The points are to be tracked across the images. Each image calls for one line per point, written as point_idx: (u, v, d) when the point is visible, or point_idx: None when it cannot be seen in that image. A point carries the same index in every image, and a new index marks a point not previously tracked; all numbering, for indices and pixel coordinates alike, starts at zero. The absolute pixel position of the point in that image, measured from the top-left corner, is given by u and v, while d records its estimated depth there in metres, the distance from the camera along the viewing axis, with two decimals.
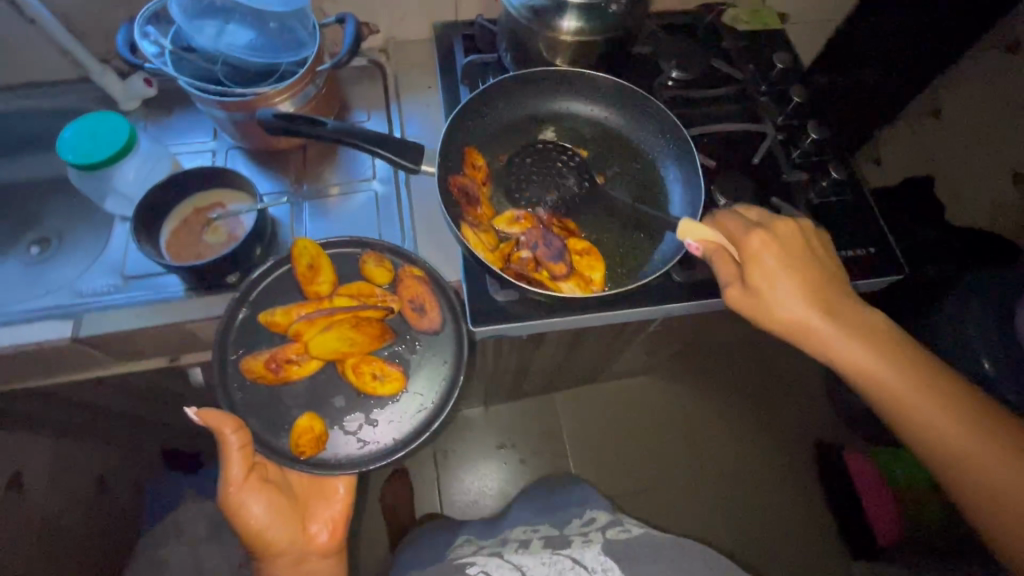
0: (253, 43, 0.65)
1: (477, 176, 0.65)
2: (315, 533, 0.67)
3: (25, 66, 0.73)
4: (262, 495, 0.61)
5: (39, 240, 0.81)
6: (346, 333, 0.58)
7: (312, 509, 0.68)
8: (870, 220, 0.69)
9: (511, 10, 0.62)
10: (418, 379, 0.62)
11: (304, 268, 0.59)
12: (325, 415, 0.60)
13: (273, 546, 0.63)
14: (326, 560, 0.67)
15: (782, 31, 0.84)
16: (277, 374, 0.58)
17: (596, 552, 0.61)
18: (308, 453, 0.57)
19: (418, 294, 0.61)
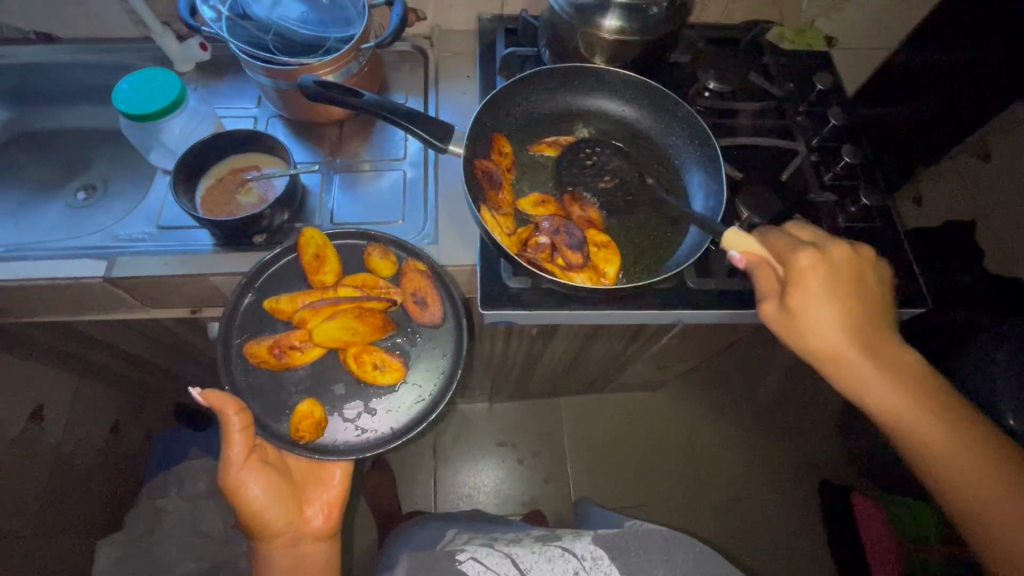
0: (304, 17, 0.68)
1: (503, 162, 0.65)
2: (310, 517, 0.65)
3: (94, 22, 0.78)
4: (261, 476, 0.60)
5: (86, 187, 0.85)
6: (349, 322, 0.59)
7: (308, 493, 0.66)
8: (898, 249, 0.67)
9: (554, 5, 0.64)
10: (418, 370, 0.62)
11: (311, 257, 0.59)
12: (325, 402, 0.60)
13: (269, 526, 0.61)
14: (322, 544, 0.64)
15: (826, 54, 0.83)
16: (281, 360, 0.58)
17: (586, 542, 0.59)
18: (307, 438, 0.57)
19: (421, 288, 0.62)
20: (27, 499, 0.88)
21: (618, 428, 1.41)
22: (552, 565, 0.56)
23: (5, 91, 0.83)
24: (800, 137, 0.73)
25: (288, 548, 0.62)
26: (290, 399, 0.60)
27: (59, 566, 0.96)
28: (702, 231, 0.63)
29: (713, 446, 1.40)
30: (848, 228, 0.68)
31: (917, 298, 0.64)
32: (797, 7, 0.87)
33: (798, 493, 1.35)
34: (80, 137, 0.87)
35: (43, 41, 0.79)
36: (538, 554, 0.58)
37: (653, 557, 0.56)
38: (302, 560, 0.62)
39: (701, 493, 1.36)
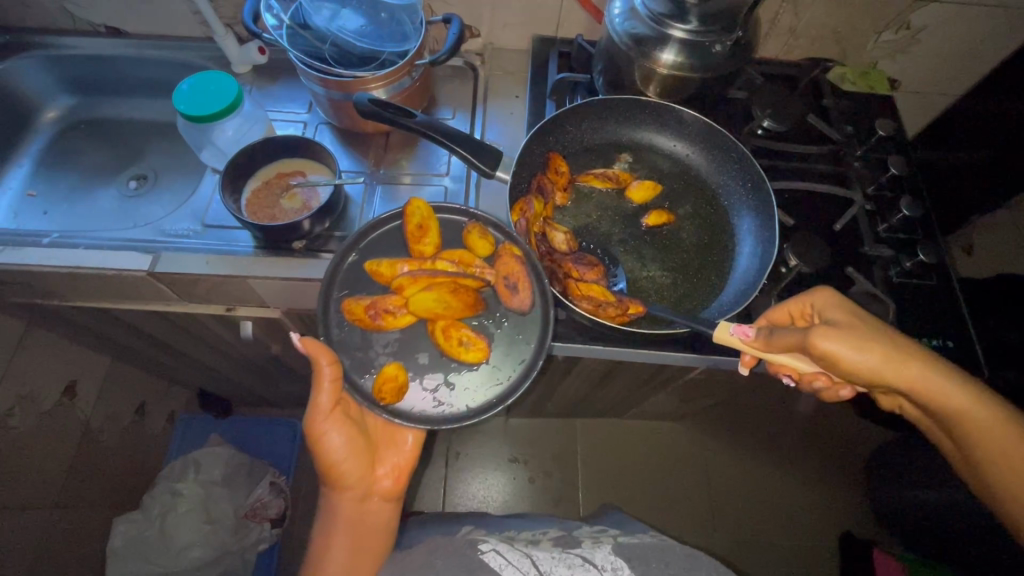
0: (362, 30, 0.69)
1: (558, 182, 0.65)
2: (380, 477, 0.64)
3: (160, 19, 0.80)
4: (343, 428, 0.59)
5: (137, 176, 0.87)
6: (443, 295, 0.56)
7: (381, 453, 0.64)
8: (954, 313, 0.64)
9: (613, 34, 0.62)
10: (500, 353, 0.59)
11: (413, 227, 0.59)
12: (409, 368, 0.58)
13: (341, 478, 0.61)
14: (386, 504, 0.64)
15: (889, 98, 0.80)
16: (375, 322, 0.57)
17: (606, 552, 0.57)
18: (388, 401, 0.55)
19: (514, 273, 0.58)
20: (52, 473, 0.91)
21: (634, 456, 1.38)
22: (571, 570, 0.54)
23: (72, 79, 0.86)
24: (855, 185, 0.71)
25: (356, 501, 0.63)
26: (377, 358, 0.58)
27: (77, 540, 0.98)
28: (750, 277, 0.61)
29: (730, 485, 1.35)
30: (901, 282, 0.65)
31: (972, 366, 0.61)
32: (860, 48, 0.84)
33: (816, 542, 1.30)
34: (138, 126, 0.90)
35: (112, 35, 0.82)
36: (560, 559, 0.56)
37: (674, 568, 0.55)
38: (361, 516, 0.63)
39: (715, 532, 1.31)
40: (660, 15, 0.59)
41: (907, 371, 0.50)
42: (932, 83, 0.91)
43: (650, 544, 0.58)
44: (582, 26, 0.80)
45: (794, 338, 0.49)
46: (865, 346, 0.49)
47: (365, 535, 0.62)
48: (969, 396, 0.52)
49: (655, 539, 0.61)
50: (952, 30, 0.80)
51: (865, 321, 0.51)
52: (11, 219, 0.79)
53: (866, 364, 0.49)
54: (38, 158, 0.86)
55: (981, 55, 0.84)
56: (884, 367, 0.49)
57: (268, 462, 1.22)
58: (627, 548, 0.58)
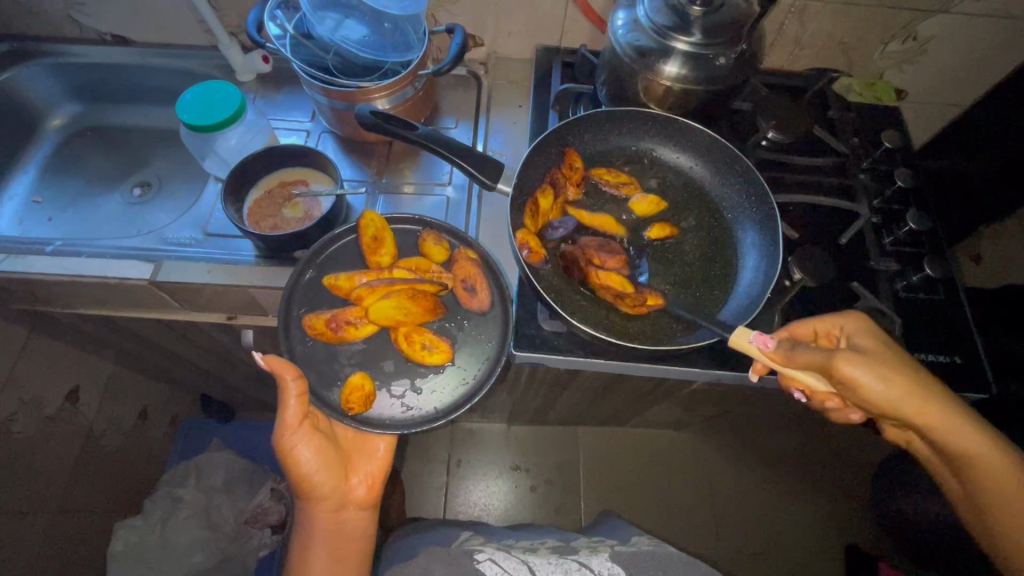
0: (365, 40, 0.68)
1: (573, 177, 0.65)
2: (354, 486, 0.62)
3: (166, 28, 0.80)
4: (313, 440, 0.58)
5: (141, 183, 0.87)
6: (403, 302, 0.58)
7: (353, 462, 0.63)
8: (962, 328, 0.63)
9: (617, 46, 0.62)
10: (464, 353, 0.61)
11: (369, 239, 0.60)
12: (375, 376, 0.59)
13: (314, 490, 0.59)
14: (362, 513, 0.63)
15: (895, 108, 0.80)
16: (337, 335, 0.58)
17: (603, 558, 0.57)
18: (356, 411, 0.56)
19: (471, 275, 0.61)
20: (54, 479, 0.91)
21: (636, 465, 1.37)
22: None
23: (77, 86, 0.86)
24: (861, 198, 0.70)
25: (332, 511, 0.61)
26: (342, 370, 0.59)
27: (78, 545, 0.98)
28: (753, 292, 0.61)
29: (733, 496, 1.34)
30: (907, 297, 0.64)
31: (978, 382, 0.60)
32: (866, 58, 0.84)
33: (820, 554, 1.29)
34: (142, 133, 0.90)
35: (118, 43, 0.83)
36: (556, 565, 0.56)
37: (671, 575, 0.55)
38: (337, 525, 0.62)
39: (718, 543, 1.30)
40: (664, 28, 0.59)
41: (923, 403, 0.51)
42: (940, 94, 0.90)
43: (648, 551, 0.58)
44: (586, 35, 0.80)
45: (817, 357, 0.50)
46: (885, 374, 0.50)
47: (344, 543, 0.62)
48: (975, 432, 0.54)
49: (651, 545, 0.60)
50: (960, 41, 0.80)
51: (888, 351, 0.52)
52: (16, 226, 0.80)
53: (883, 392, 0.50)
54: (44, 165, 0.87)
55: (990, 66, 0.84)
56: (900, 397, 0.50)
57: (269, 467, 1.22)
58: (626, 557, 0.58)
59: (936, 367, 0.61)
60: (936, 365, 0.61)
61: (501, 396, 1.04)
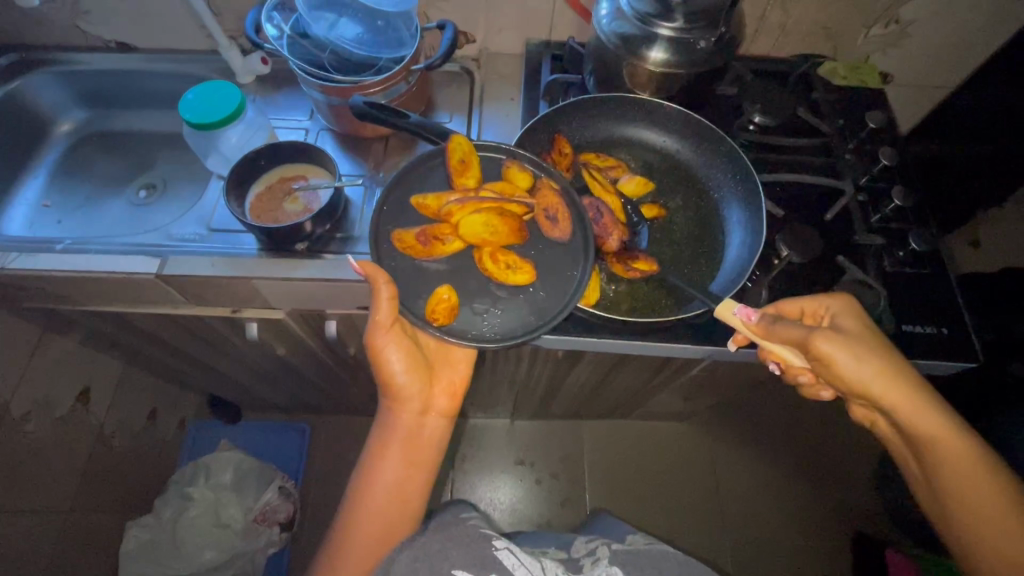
0: (359, 37, 0.71)
1: (562, 161, 0.67)
2: (436, 395, 0.62)
3: (168, 34, 0.83)
4: (401, 345, 0.58)
5: (147, 186, 0.90)
6: (492, 220, 0.60)
7: (437, 372, 0.63)
8: (948, 300, 0.64)
9: (602, 34, 0.64)
10: (548, 274, 0.61)
11: (457, 162, 0.62)
12: (461, 295, 0.60)
13: (400, 391, 0.60)
14: (441, 422, 0.62)
15: (879, 90, 0.81)
16: (425, 249, 0.60)
17: (606, 565, 0.54)
18: (442, 321, 0.57)
19: (554, 204, 0.62)
20: (66, 476, 0.93)
21: (641, 457, 1.37)
22: None
23: (85, 93, 0.89)
24: (847, 177, 0.72)
25: (415, 416, 0.61)
26: None
27: (91, 544, 1.00)
28: (739, 267, 0.62)
29: (738, 487, 1.34)
30: (893, 272, 0.66)
31: (966, 352, 0.61)
32: (850, 43, 0.86)
33: (827, 543, 1.29)
34: (146, 137, 0.93)
35: (123, 50, 0.86)
36: None
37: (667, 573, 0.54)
38: (417, 430, 0.60)
39: (724, 535, 1.30)
40: (646, 15, 0.61)
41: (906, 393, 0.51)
42: (926, 77, 0.92)
43: (643, 549, 0.57)
44: (574, 28, 0.82)
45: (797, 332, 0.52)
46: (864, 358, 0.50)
47: (421, 449, 0.60)
48: (969, 446, 0.51)
49: (647, 541, 0.60)
50: (941, 23, 0.82)
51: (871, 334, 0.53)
52: (26, 229, 0.82)
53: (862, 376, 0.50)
54: (52, 171, 0.89)
55: (972, 48, 0.85)
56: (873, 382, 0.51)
57: (277, 466, 1.24)
58: (623, 556, 0.56)
59: (923, 337, 0.62)
60: (922, 336, 0.62)
61: (503, 389, 1.05)
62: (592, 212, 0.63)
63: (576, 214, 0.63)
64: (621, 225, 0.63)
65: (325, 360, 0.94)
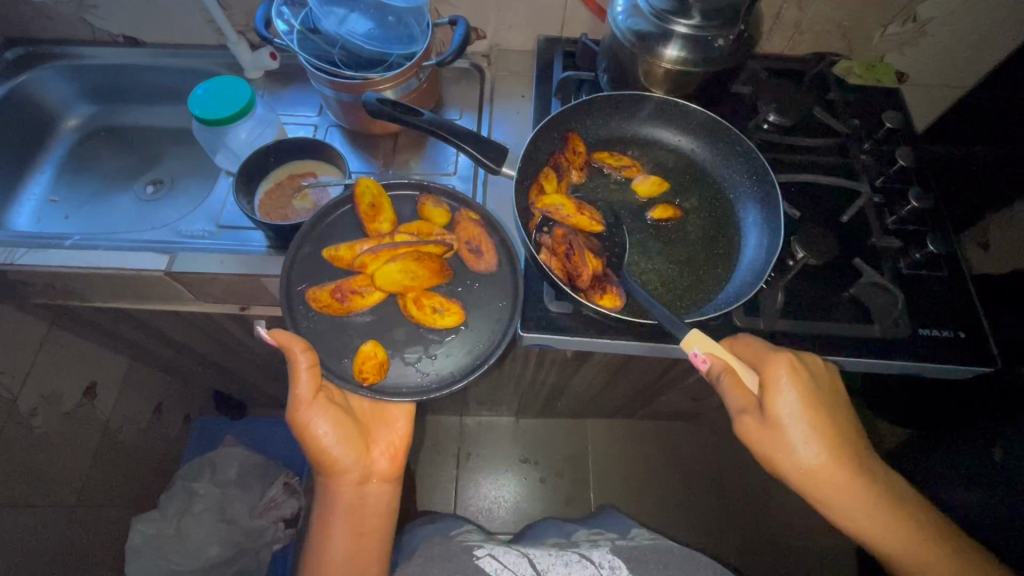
0: (370, 33, 0.70)
1: (575, 161, 0.67)
2: (376, 458, 0.62)
3: (175, 29, 0.83)
4: (329, 414, 0.57)
5: (154, 181, 0.89)
6: (409, 266, 0.59)
7: (374, 434, 0.63)
8: (966, 305, 0.63)
9: (617, 31, 0.64)
10: (476, 314, 0.63)
11: (366, 207, 0.62)
12: (388, 346, 0.61)
13: (335, 464, 0.59)
14: (385, 486, 0.62)
15: (895, 90, 0.80)
16: (345, 305, 0.59)
17: (603, 551, 0.58)
18: (371, 380, 0.57)
19: (475, 237, 0.63)
20: (73, 472, 0.93)
21: (646, 456, 1.37)
22: (569, 568, 0.55)
23: (91, 87, 0.89)
24: (863, 177, 0.71)
25: (354, 485, 0.60)
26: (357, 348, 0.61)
27: (97, 539, 1.00)
28: (755, 270, 0.62)
29: (743, 487, 1.34)
30: (911, 274, 0.65)
31: (983, 357, 0.60)
32: (866, 41, 0.85)
33: (832, 544, 1.28)
34: (153, 133, 0.93)
35: (130, 44, 0.85)
36: (557, 559, 0.57)
37: (671, 570, 0.56)
38: (360, 499, 0.61)
39: (729, 535, 1.30)
40: (663, 12, 0.60)
41: (835, 475, 0.51)
42: (942, 75, 0.90)
43: (646, 545, 0.59)
44: (587, 25, 0.81)
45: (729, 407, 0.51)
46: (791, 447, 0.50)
47: (366, 519, 0.61)
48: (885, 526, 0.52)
49: (651, 539, 0.61)
50: (959, 22, 0.80)
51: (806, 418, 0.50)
52: (34, 224, 0.82)
53: (779, 458, 0.51)
54: (60, 165, 0.89)
55: (991, 47, 0.84)
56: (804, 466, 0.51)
57: (282, 462, 1.23)
58: (626, 550, 0.59)
59: (938, 341, 0.61)
60: (938, 340, 0.61)
61: (509, 387, 1.05)
62: (563, 245, 0.60)
63: (549, 250, 0.60)
64: (594, 254, 0.60)
65: None
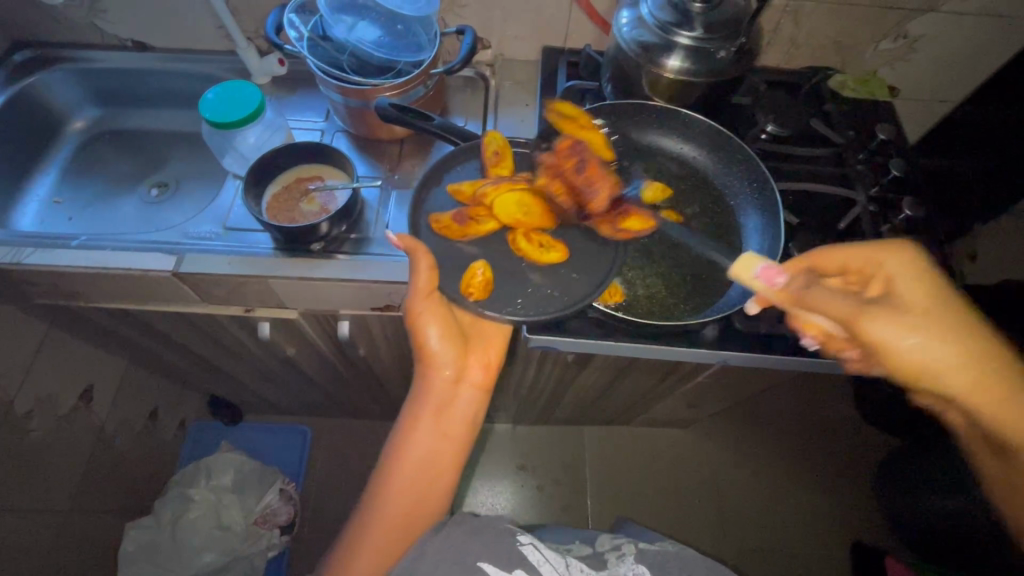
0: (379, 40, 0.71)
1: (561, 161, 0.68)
2: (472, 366, 0.62)
3: (185, 34, 0.84)
4: (436, 315, 0.60)
5: (159, 184, 0.90)
6: (524, 204, 0.65)
7: (472, 345, 0.63)
8: None
9: (622, 43, 0.66)
10: (580, 259, 0.63)
11: (491, 153, 0.65)
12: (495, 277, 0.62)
13: (436, 358, 0.60)
14: (475, 396, 0.62)
15: (889, 103, 0.83)
16: (462, 228, 0.64)
17: (631, 562, 0.53)
18: (477, 296, 0.60)
19: (588, 191, 0.65)
20: (67, 475, 0.92)
21: (643, 464, 1.37)
22: None
23: (99, 90, 0.89)
24: (858, 187, 0.73)
25: (448, 384, 0.61)
26: None
27: (91, 543, 0.99)
28: None
29: (739, 494, 1.34)
30: None
31: None
32: (860, 56, 0.87)
33: (828, 553, 1.28)
34: (158, 136, 0.93)
35: (139, 49, 0.86)
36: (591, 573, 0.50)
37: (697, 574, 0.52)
38: (450, 400, 0.61)
39: (727, 543, 1.30)
40: (667, 24, 0.62)
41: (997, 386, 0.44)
42: (932, 90, 0.93)
43: (671, 550, 0.56)
44: (590, 36, 0.83)
45: (841, 306, 0.46)
46: (929, 338, 0.44)
47: (452, 423, 0.60)
48: None
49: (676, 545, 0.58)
50: (948, 38, 0.83)
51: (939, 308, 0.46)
52: (37, 225, 0.82)
53: (924, 362, 0.44)
54: (64, 167, 0.89)
55: (979, 63, 0.87)
56: (944, 372, 0.44)
57: (279, 468, 1.22)
58: (651, 555, 0.55)
59: None
60: None
61: (509, 393, 1.05)
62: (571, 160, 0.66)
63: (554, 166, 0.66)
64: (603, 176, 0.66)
65: (333, 363, 0.94)
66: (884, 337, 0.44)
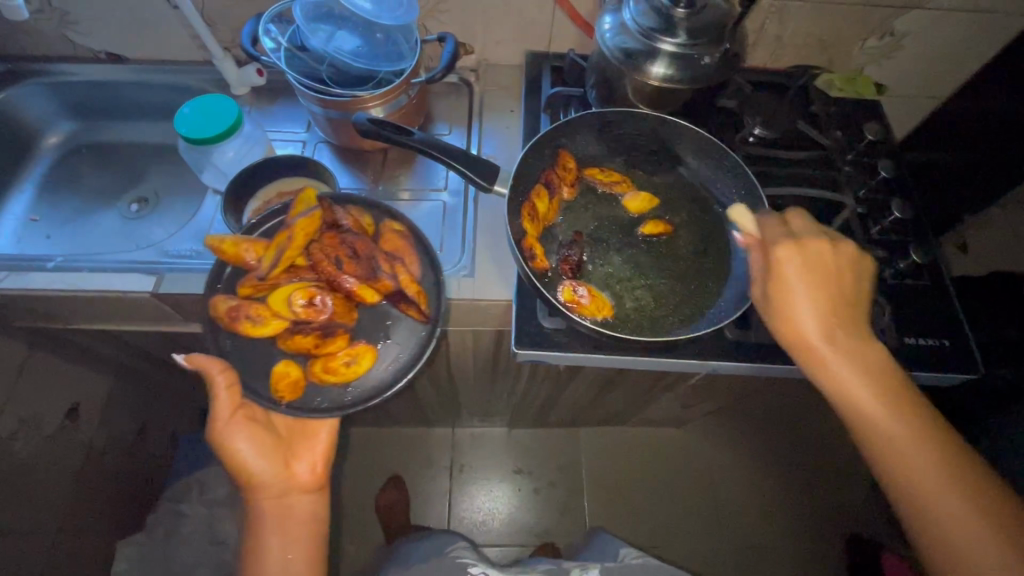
0: (357, 50, 0.70)
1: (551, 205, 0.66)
2: (298, 471, 0.60)
3: (160, 45, 0.82)
4: (248, 435, 0.57)
5: (138, 199, 0.88)
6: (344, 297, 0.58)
7: (295, 449, 0.61)
8: (948, 313, 0.65)
9: (604, 50, 0.65)
10: (398, 329, 0.61)
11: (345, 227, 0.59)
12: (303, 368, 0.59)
13: (255, 479, 0.58)
14: (308, 496, 0.61)
15: (876, 101, 0.82)
16: (234, 326, 0.56)
17: None
18: (287, 398, 0.56)
19: (398, 248, 0.60)
20: (54, 496, 0.90)
21: (639, 463, 1.37)
22: None
23: (73, 104, 0.87)
24: (846, 189, 0.72)
25: (275, 499, 0.59)
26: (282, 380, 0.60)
27: (79, 564, 0.97)
28: (742, 289, 0.64)
29: (735, 491, 1.35)
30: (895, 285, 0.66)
31: (967, 365, 0.62)
32: (846, 54, 0.86)
33: (824, 547, 1.29)
34: (136, 149, 0.91)
35: (113, 61, 0.84)
36: None
37: None
38: (285, 511, 0.60)
39: (723, 540, 1.30)
40: (649, 29, 0.61)
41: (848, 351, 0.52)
42: (920, 86, 0.93)
43: None
44: (573, 40, 0.81)
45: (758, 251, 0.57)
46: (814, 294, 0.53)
47: (293, 527, 0.60)
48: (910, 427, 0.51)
49: None
50: (934, 35, 0.83)
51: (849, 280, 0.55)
52: (14, 245, 0.80)
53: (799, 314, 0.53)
54: (41, 183, 0.87)
55: (965, 58, 0.86)
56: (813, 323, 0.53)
57: None
58: None
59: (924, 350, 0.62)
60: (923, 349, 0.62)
61: (503, 399, 1.05)
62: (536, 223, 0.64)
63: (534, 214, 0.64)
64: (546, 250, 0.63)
65: None
66: (782, 279, 0.54)
